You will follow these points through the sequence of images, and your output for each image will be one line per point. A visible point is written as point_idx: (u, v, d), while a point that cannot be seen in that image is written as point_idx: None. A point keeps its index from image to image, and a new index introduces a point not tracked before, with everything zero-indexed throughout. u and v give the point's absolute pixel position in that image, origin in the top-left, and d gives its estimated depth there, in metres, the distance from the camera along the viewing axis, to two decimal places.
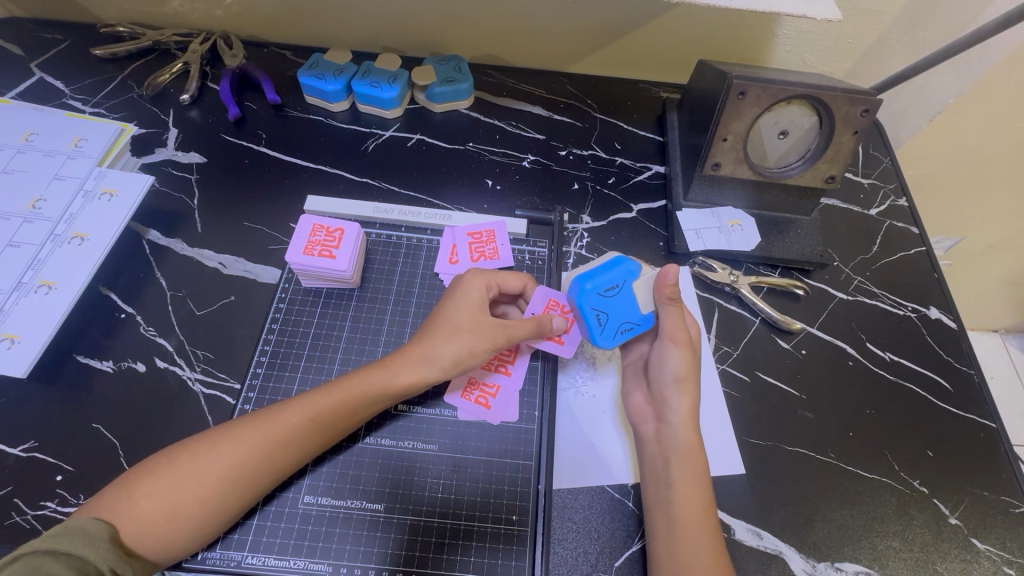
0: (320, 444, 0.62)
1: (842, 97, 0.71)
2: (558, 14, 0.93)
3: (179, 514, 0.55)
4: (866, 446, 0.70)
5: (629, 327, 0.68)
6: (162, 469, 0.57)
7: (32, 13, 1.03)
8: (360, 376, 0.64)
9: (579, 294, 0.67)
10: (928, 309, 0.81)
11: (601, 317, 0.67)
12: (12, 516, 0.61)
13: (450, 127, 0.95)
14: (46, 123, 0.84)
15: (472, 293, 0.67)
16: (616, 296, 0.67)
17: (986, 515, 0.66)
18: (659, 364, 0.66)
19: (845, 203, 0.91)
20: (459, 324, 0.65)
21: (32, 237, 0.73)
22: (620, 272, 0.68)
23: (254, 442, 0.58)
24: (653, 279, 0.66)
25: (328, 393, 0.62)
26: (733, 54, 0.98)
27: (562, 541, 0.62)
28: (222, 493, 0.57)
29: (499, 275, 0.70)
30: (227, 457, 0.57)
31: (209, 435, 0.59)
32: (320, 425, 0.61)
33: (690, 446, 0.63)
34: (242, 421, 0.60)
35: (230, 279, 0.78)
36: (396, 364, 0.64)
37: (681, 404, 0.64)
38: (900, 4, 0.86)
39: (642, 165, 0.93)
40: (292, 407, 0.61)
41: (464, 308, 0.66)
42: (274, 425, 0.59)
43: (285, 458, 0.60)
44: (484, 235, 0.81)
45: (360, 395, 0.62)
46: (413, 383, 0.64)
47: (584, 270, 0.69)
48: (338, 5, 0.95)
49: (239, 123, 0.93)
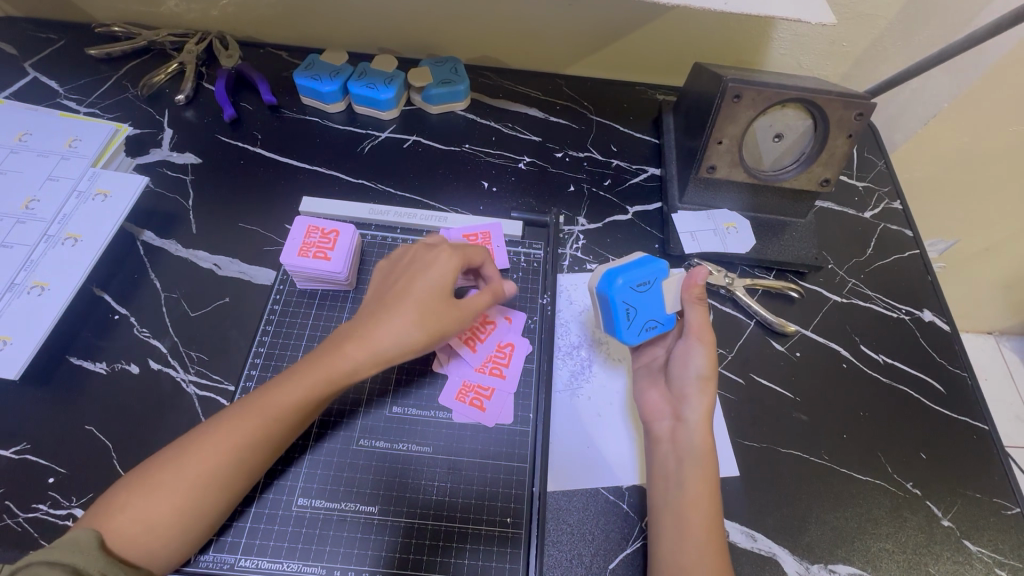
0: (288, 437, 0.60)
1: (837, 101, 0.71)
2: (555, 16, 0.93)
3: (162, 519, 0.54)
4: (859, 448, 0.70)
5: (654, 325, 0.69)
6: (142, 476, 0.56)
7: (26, 12, 1.02)
8: (319, 363, 0.61)
9: (613, 288, 0.67)
10: (922, 312, 0.81)
11: (630, 312, 0.68)
12: (3, 518, 0.61)
13: (446, 129, 0.95)
14: (40, 123, 0.83)
15: (437, 263, 0.65)
16: (647, 293, 0.68)
17: (979, 517, 0.67)
18: (683, 362, 0.67)
19: (840, 206, 0.92)
20: (419, 296, 0.62)
21: (25, 238, 0.73)
22: (652, 269, 0.68)
23: (226, 441, 0.57)
24: (684, 279, 0.70)
25: (291, 382, 0.60)
26: (729, 57, 0.98)
27: (557, 543, 0.62)
28: (202, 496, 0.56)
29: (466, 250, 0.69)
30: (200, 460, 0.56)
31: (183, 439, 0.58)
32: (283, 414, 0.59)
33: (706, 447, 0.63)
34: (213, 420, 0.59)
35: (225, 280, 0.78)
36: (352, 347, 0.61)
37: (701, 404, 0.64)
38: (894, 8, 0.86)
39: (638, 168, 0.93)
40: (258, 403, 0.59)
41: (428, 279, 0.64)
42: (244, 422, 0.58)
43: (253, 454, 0.58)
44: (478, 237, 0.80)
45: (321, 383, 0.60)
46: (371, 364, 0.61)
47: (615, 264, 0.69)
48: (334, 6, 0.95)
49: (235, 124, 0.93)
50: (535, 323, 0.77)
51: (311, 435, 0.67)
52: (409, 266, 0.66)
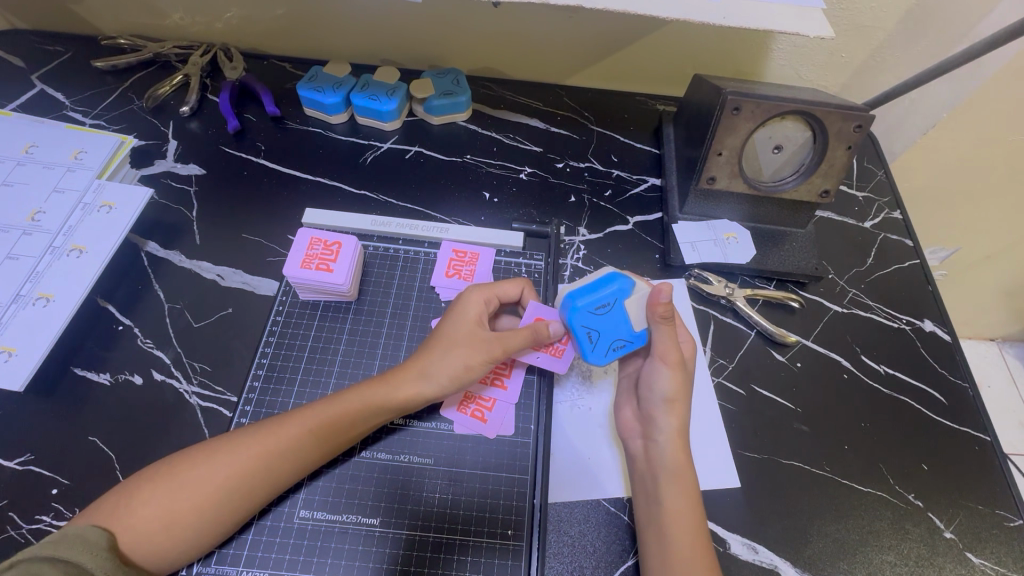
0: (320, 458, 0.62)
1: (836, 114, 0.72)
2: (555, 28, 0.94)
3: (177, 525, 0.55)
4: (861, 460, 0.70)
5: (622, 344, 0.66)
6: (158, 475, 0.57)
7: (34, 26, 1.04)
8: (359, 389, 0.64)
9: (572, 313, 0.65)
10: (922, 322, 0.81)
11: (593, 334, 0.65)
12: (7, 530, 0.61)
13: (448, 140, 0.96)
14: (46, 135, 0.84)
15: (470, 307, 0.68)
16: (607, 314, 0.65)
17: (982, 530, 0.66)
18: (648, 383, 0.66)
19: (840, 216, 0.92)
20: (459, 337, 0.66)
21: (31, 250, 0.73)
22: (613, 289, 0.65)
23: (250, 456, 0.58)
24: (647, 296, 0.65)
25: (329, 405, 0.63)
26: (728, 67, 0.98)
27: (558, 555, 0.62)
28: (217, 505, 0.57)
29: (497, 286, 0.70)
30: (226, 467, 0.58)
31: (209, 445, 0.59)
32: (318, 434, 0.61)
33: (678, 464, 0.63)
34: (242, 434, 0.60)
35: (228, 291, 0.78)
36: (397, 377, 0.65)
37: (669, 424, 0.64)
38: (893, 20, 0.87)
39: (638, 178, 0.93)
40: (297, 418, 0.62)
41: (458, 320, 0.67)
42: (273, 438, 0.60)
43: (279, 469, 0.59)
44: (467, 256, 0.81)
45: (359, 406, 0.63)
46: (414, 394, 0.64)
47: (576, 286, 0.67)
48: (337, 19, 0.96)
49: (238, 135, 0.94)
50: None
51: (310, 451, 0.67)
52: (444, 314, 0.70)
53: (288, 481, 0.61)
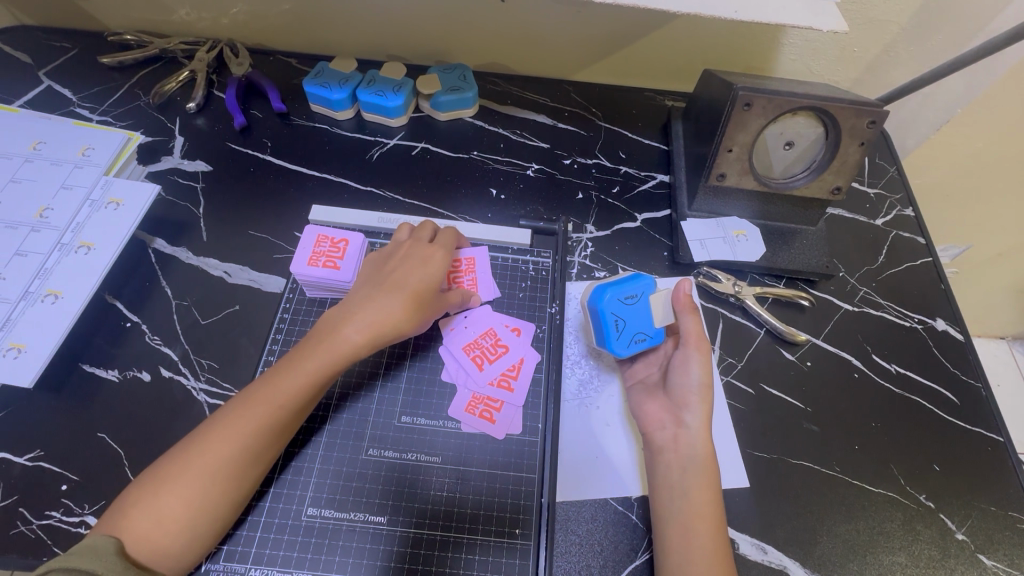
0: (289, 428, 0.62)
1: (849, 109, 0.70)
2: (563, 23, 0.93)
3: (168, 523, 0.54)
4: (871, 460, 0.70)
5: (643, 338, 0.70)
6: (147, 478, 0.57)
7: (40, 21, 1.04)
8: (318, 352, 0.63)
9: (602, 302, 0.69)
10: (935, 321, 0.80)
11: (619, 323, 0.69)
12: (17, 526, 0.61)
13: (455, 136, 0.95)
14: (54, 131, 0.84)
15: (436, 262, 0.70)
16: (636, 305, 0.70)
17: (994, 532, 0.66)
18: (682, 371, 0.68)
19: (851, 213, 0.91)
20: (418, 293, 0.66)
21: (39, 246, 0.74)
22: (638, 284, 0.71)
23: (225, 445, 0.57)
24: (671, 293, 0.71)
25: (290, 375, 0.61)
26: (738, 62, 0.97)
27: (565, 554, 0.62)
28: (205, 497, 0.56)
29: (446, 240, 0.74)
30: (202, 457, 0.57)
31: (181, 446, 0.58)
32: (285, 402, 0.60)
33: (707, 454, 0.63)
34: (209, 425, 0.59)
35: (235, 289, 0.78)
36: (350, 328, 0.64)
37: (700, 412, 0.65)
38: (907, 14, 0.85)
39: (647, 174, 0.93)
40: (262, 397, 0.60)
41: (426, 274, 0.68)
42: (242, 421, 0.59)
43: (259, 443, 0.59)
44: (463, 264, 0.79)
45: (322, 366, 0.62)
46: (370, 343, 0.64)
47: (604, 281, 0.71)
48: (344, 14, 0.96)
49: (245, 132, 0.94)
50: (543, 332, 0.77)
51: (299, 443, 0.67)
52: (405, 261, 0.70)
53: (272, 456, 0.61)
